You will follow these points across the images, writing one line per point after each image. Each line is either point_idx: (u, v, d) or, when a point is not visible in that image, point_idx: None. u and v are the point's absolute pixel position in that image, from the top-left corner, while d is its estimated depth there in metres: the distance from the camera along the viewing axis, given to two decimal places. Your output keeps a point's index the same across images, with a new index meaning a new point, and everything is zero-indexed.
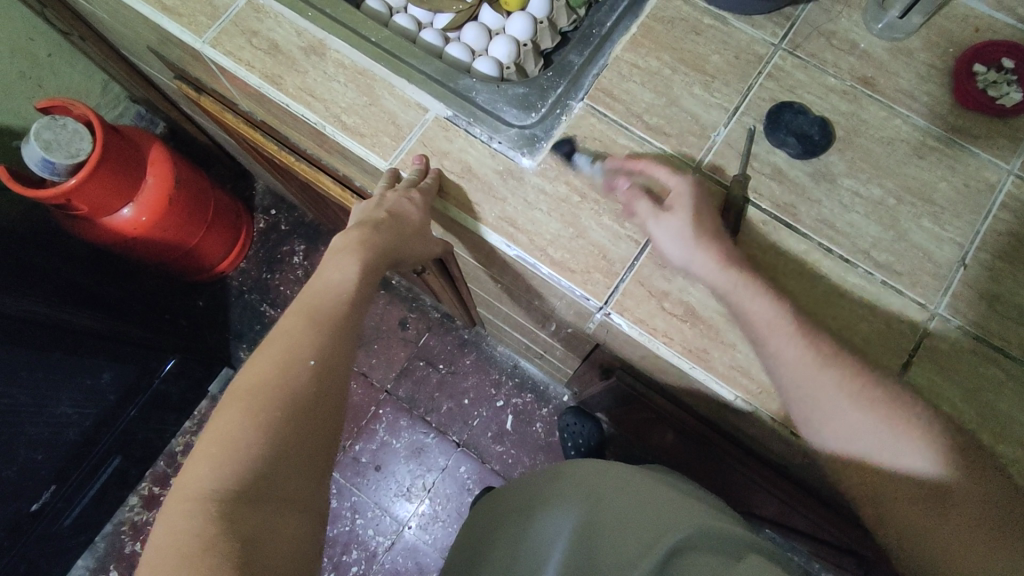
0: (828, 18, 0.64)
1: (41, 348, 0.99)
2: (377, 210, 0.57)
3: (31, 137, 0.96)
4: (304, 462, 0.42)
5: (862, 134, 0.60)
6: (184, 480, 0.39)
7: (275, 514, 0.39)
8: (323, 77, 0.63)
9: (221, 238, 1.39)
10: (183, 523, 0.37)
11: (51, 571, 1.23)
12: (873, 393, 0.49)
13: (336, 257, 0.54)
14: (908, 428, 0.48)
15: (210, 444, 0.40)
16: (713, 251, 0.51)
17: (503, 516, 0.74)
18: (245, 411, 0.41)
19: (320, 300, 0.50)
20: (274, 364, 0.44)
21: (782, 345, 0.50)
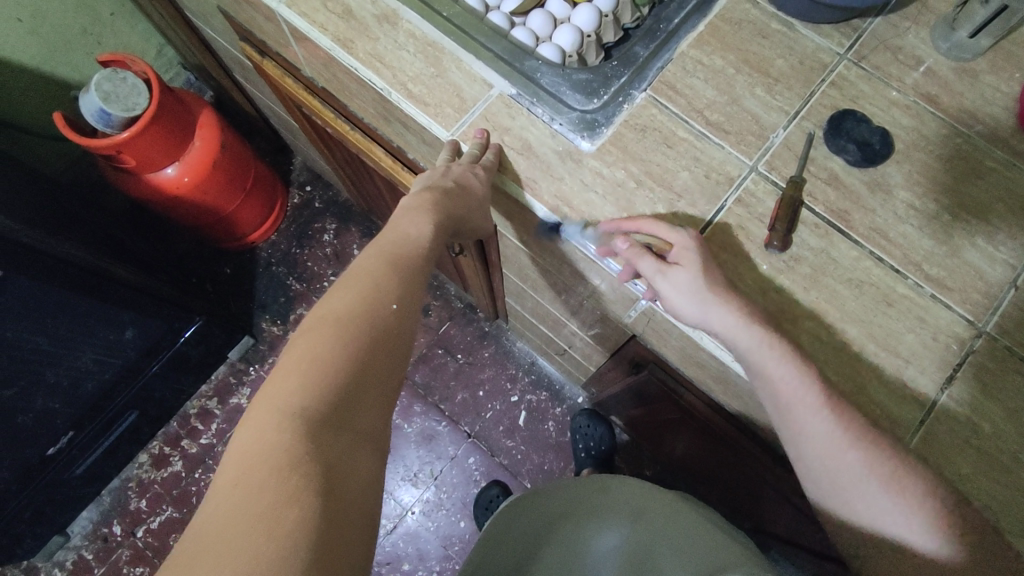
0: (896, 33, 0.64)
1: (74, 293, 0.99)
2: (446, 179, 0.57)
3: (91, 87, 0.99)
4: (382, 401, 0.44)
5: (921, 149, 0.60)
6: (268, 396, 0.40)
7: (353, 445, 0.40)
8: (393, 45, 0.65)
9: (258, 208, 1.41)
10: (269, 434, 0.38)
11: (56, 516, 1.25)
12: (878, 452, 0.50)
13: (410, 213, 0.55)
14: (911, 492, 0.49)
15: (297, 363, 0.41)
16: (731, 303, 0.51)
17: (547, 513, 0.79)
18: (333, 337, 0.43)
19: (401, 247, 0.52)
20: (361, 299, 0.46)
21: (795, 405, 0.51)
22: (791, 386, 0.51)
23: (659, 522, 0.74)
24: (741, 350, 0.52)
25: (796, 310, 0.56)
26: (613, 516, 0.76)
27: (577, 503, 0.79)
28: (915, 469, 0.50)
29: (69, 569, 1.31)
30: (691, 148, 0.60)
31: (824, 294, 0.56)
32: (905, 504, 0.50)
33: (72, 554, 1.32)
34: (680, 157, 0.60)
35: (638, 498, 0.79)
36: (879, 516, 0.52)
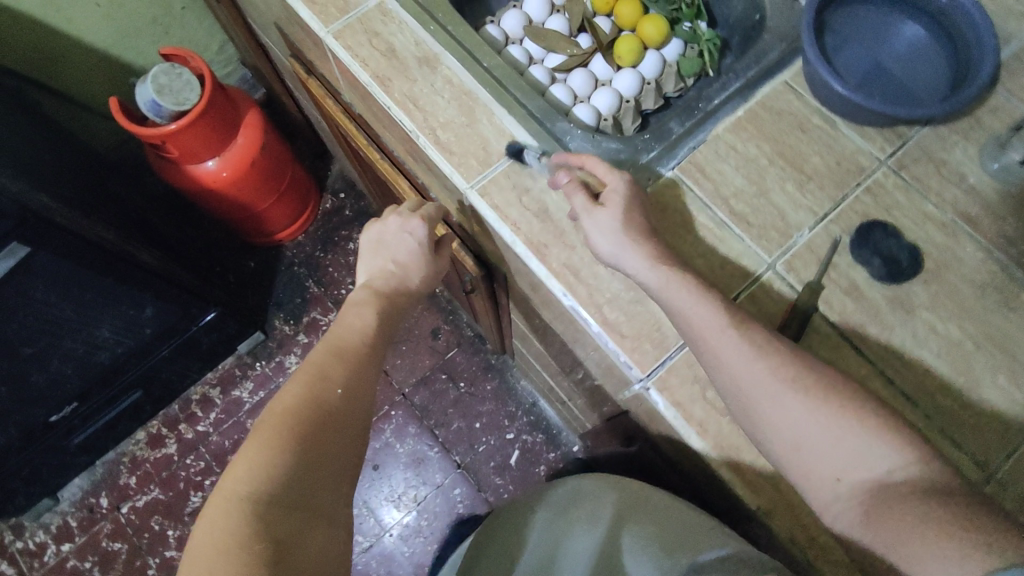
0: (942, 145, 0.62)
1: (99, 273, 1.02)
2: (387, 263, 0.69)
3: (148, 78, 1.03)
4: (330, 479, 0.51)
5: (952, 270, 0.57)
6: (225, 485, 0.47)
7: (306, 523, 0.48)
8: (429, 89, 0.65)
9: (290, 208, 1.43)
10: (222, 521, 0.45)
11: (49, 480, 1.28)
12: (808, 380, 0.48)
13: (358, 306, 0.65)
14: (853, 421, 0.46)
15: (248, 456, 0.48)
16: (644, 248, 0.53)
17: (519, 520, 0.74)
18: (283, 427, 0.50)
19: (346, 336, 0.61)
20: (308, 389, 0.54)
21: (719, 342, 0.49)
22: (713, 323, 0.49)
23: (634, 519, 0.68)
24: (653, 290, 0.52)
25: None
26: (584, 523, 0.70)
27: (548, 507, 0.74)
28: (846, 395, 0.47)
29: (52, 534, 1.33)
30: (709, 236, 0.59)
31: None
32: (853, 424, 0.46)
33: (58, 518, 1.34)
34: (697, 244, 0.59)
35: (610, 494, 0.71)
36: (840, 453, 0.46)
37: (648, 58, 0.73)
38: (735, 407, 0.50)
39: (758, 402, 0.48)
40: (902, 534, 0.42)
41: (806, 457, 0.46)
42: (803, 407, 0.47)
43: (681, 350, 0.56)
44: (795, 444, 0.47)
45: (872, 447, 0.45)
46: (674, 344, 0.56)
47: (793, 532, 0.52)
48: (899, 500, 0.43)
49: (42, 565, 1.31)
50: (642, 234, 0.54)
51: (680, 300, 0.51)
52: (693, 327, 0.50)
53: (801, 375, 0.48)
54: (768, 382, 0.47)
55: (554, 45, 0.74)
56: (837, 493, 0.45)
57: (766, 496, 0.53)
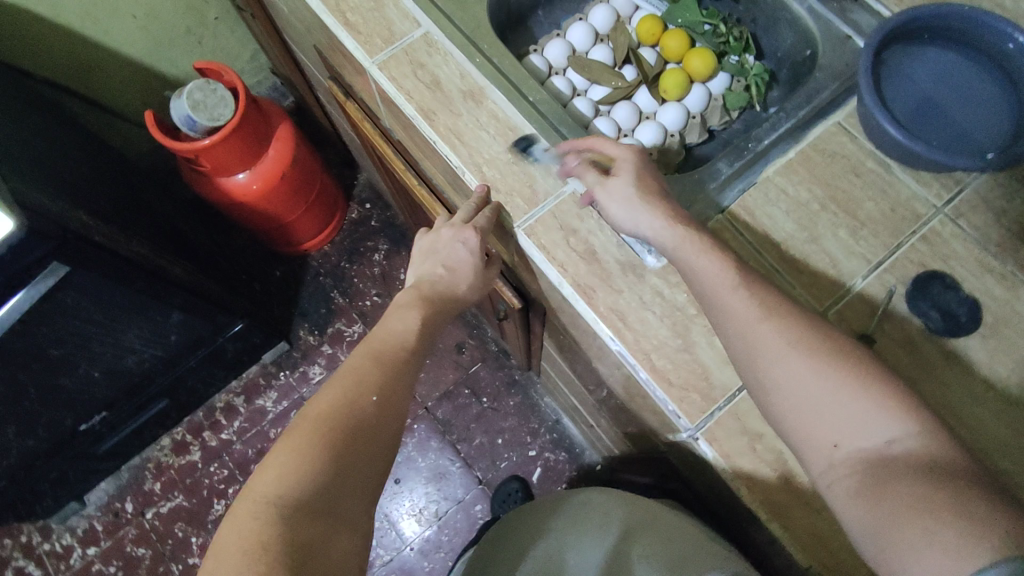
0: (1001, 193, 0.60)
1: (137, 289, 1.02)
2: (435, 267, 0.64)
3: (184, 94, 1.03)
4: (359, 487, 0.50)
5: (1012, 325, 0.56)
6: (256, 484, 0.47)
7: (331, 531, 0.47)
8: (474, 124, 0.65)
9: (316, 219, 1.43)
10: (249, 523, 0.45)
11: (76, 484, 1.29)
12: (815, 342, 0.47)
13: (400, 310, 0.61)
14: (857, 385, 0.45)
15: (277, 457, 0.48)
16: (658, 208, 0.54)
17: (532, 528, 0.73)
18: (313, 432, 0.49)
19: (388, 345, 0.57)
20: (343, 395, 0.52)
21: (728, 299, 0.49)
22: (722, 282, 0.50)
23: (644, 533, 0.68)
24: (667, 250, 0.53)
25: None
26: (596, 533, 0.70)
27: (561, 518, 0.73)
28: (850, 358, 0.46)
29: (78, 537, 1.35)
30: None
31: None
32: (858, 393, 0.45)
33: (84, 522, 1.36)
34: None
35: (620, 507, 0.72)
36: (840, 419, 0.45)
37: (694, 92, 0.72)
38: (742, 368, 0.50)
39: (763, 363, 0.48)
40: (892, 504, 0.41)
41: (808, 420, 0.46)
42: (809, 371, 0.46)
43: (731, 402, 0.55)
44: (797, 406, 0.46)
45: (874, 414, 0.44)
46: (727, 393, 0.55)
47: None
48: (898, 473, 0.42)
49: (68, 568, 1.33)
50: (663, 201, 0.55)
51: (700, 267, 0.51)
52: (705, 288, 0.51)
53: (808, 339, 0.47)
54: (777, 345, 0.47)
55: (599, 76, 0.73)
56: (833, 458, 0.45)
57: (815, 555, 0.52)
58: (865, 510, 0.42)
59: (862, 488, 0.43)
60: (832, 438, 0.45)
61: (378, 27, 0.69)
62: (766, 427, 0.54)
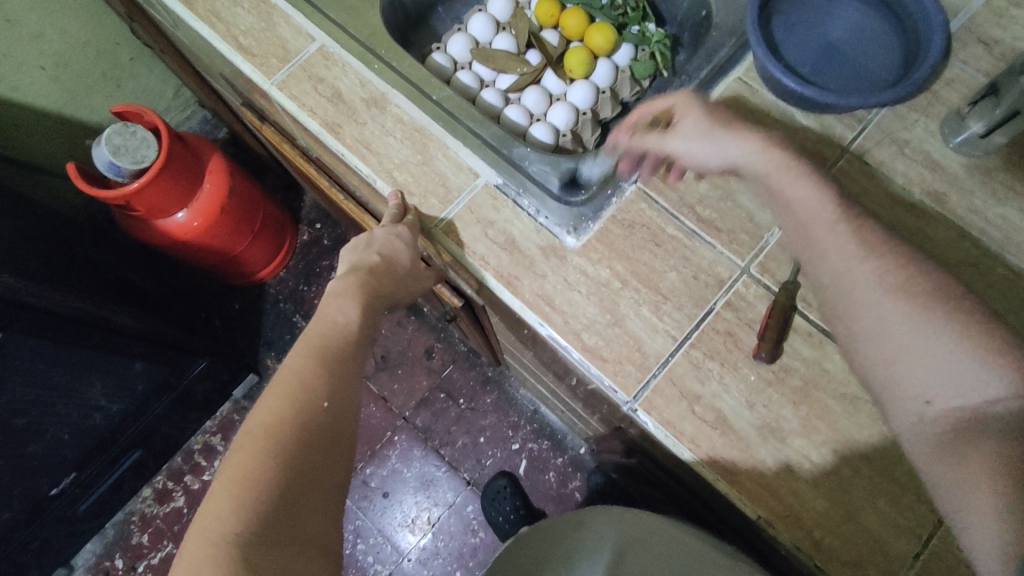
0: (902, 125, 0.61)
1: (73, 343, 1.01)
2: (370, 252, 0.58)
3: (103, 141, 1.01)
4: (321, 502, 0.43)
5: (925, 253, 0.57)
6: (201, 524, 0.39)
7: (299, 559, 0.40)
8: (381, 131, 0.64)
9: (266, 248, 1.42)
10: (205, 571, 0.36)
11: (61, 550, 1.27)
12: (920, 289, 0.44)
13: (337, 298, 0.53)
14: (964, 342, 0.42)
15: (225, 487, 0.39)
16: (739, 133, 0.52)
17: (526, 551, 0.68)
18: (265, 451, 0.41)
19: (329, 339, 0.50)
20: (286, 404, 0.44)
21: (822, 236, 0.47)
22: (821, 218, 0.47)
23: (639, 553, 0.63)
24: (755, 175, 0.51)
25: (785, 427, 0.54)
26: (587, 557, 0.65)
27: (554, 546, 0.68)
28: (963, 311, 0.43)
29: None
30: (680, 246, 0.59)
31: (816, 410, 0.54)
32: (954, 346, 0.42)
33: None
34: (668, 256, 0.58)
35: (611, 527, 0.67)
36: (931, 371, 0.42)
37: (599, 68, 0.72)
38: (829, 308, 0.47)
39: (853, 304, 0.45)
40: (974, 475, 0.39)
41: (910, 393, 0.43)
42: (903, 316, 0.43)
43: (664, 367, 0.55)
44: (886, 351, 0.44)
45: (973, 371, 0.41)
46: (659, 359, 0.56)
47: (797, 538, 0.52)
48: (991, 442, 0.39)
49: None
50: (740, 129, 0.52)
51: (793, 195, 0.48)
52: (797, 223, 0.49)
53: (910, 285, 0.44)
54: (863, 282, 0.45)
55: (503, 65, 0.72)
56: (923, 414, 0.42)
57: (766, 505, 0.52)
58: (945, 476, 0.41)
59: (942, 452, 0.41)
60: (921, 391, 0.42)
61: (272, 47, 0.68)
62: (703, 388, 0.55)
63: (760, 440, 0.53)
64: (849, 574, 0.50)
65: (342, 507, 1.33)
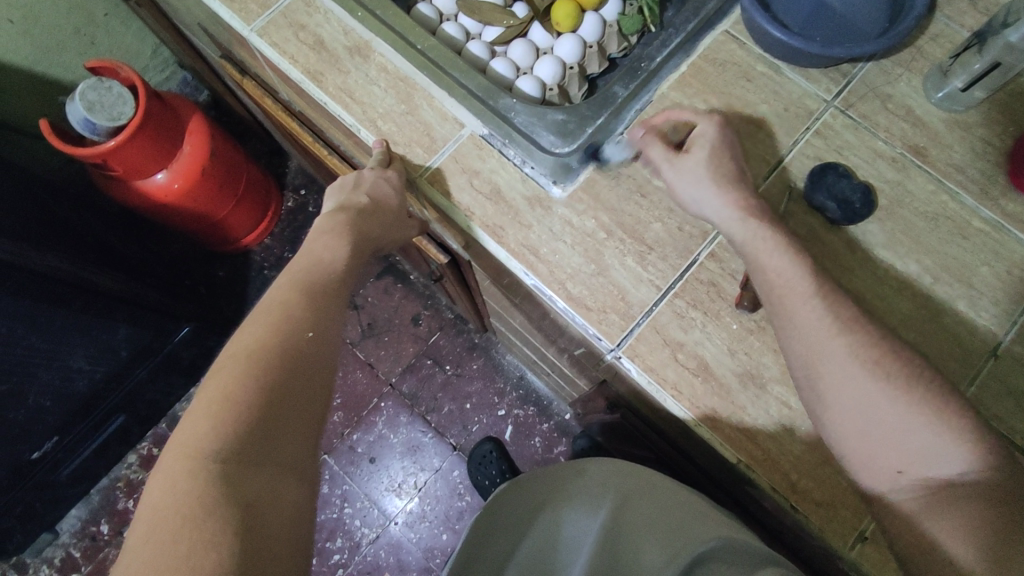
0: (886, 80, 0.61)
1: (54, 301, 0.99)
2: (357, 193, 0.58)
3: (77, 96, 0.98)
4: (299, 424, 0.42)
5: (905, 206, 0.58)
6: (181, 440, 0.39)
7: (277, 478, 0.39)
8: (364, 80, 0.63)
9: (250, 212, 1.40)
10: (183, 481, 0.36)
11: (46, 515, 1.27)
12: (888, 365, 0.46)
13: (325, 235, 0.54)
14: (929, 419, 0.44)
15: (207, 404, 0.40)
16: (730, 195, 0.52)
17: (532, 502, 0.68)
18: (247, 368, 0.42)
19: (313, 275, 0.51)
20: (271, 330, 0.45)
21: (799, 308, 0.48)
22: (799, 292, 0.48)
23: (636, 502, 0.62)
24: (737, 242, 0.52)
25: (764, 374, 0.55)
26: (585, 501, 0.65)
27: (556, 494, 0.68)
28: (926, 387, 0.45)
29: (57, 566, 1.33)
30: (665, 197, 0.59)
31: None
32: (922, 422, 0.44)
33: (60, 551, 1.34)
34: (654, 208, 0.58)
35: (617, 478, 0.65)
36: (903, 449, 0.45)
37: (586, 21, 0.71)
38: (800, 376, 0.48)
39: (827, 380, 0.46)
40: (955, 537, 0.42)
41: (882, 464, 0.45)
42: (881, 397, 0.45)
43: (648, 316, 0.56)
44: (863, 432, 0.45)
45: (941, 446, 0.44)
46: (644, 307, 0.56)
47: (773, 480, 0.53)
48: (968, 503, 0.42)
49: None
50: (729, 180, 0.53)
51: (768, 266, 0.50)
52: (777, 292, 0.49)
53: (884, 363, 0.46)
54: (848, 370, 0.46)
55: (489, 17, 0.71)
56: (897, 484, 0.45)
57: (744, 449, 0.53)
58: (924, 539, 0.44)
59: (926, 512, 0.44)
60: (893, 466, 0.45)
61: None
62: (686, 336, 0.55)
63: (740, 386, 0.55)
64: (822, 513, 0.52)
65: (329, 472, 1.34)
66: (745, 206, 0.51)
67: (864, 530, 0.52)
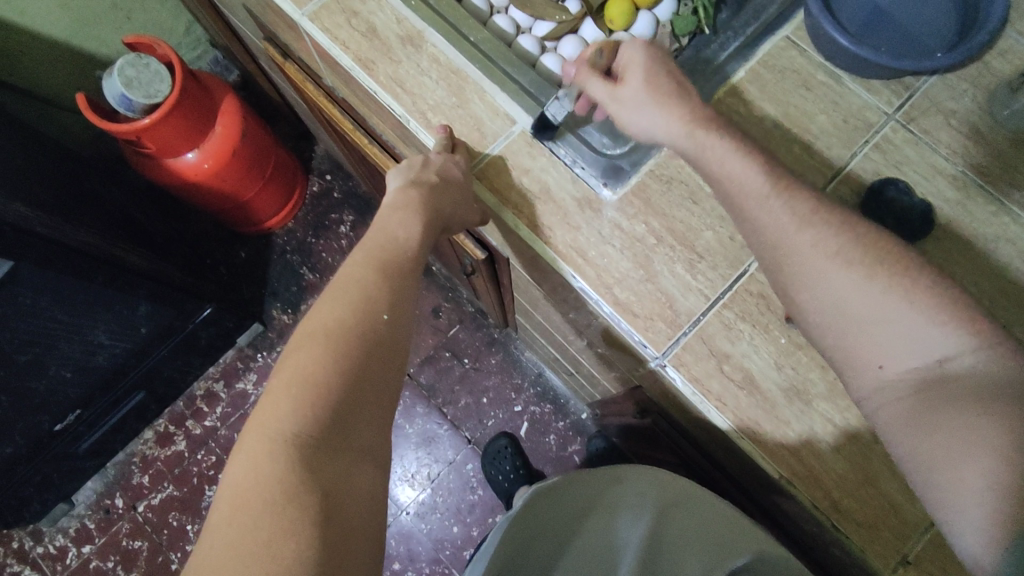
0: (950, 95, 0.60)
1: (82, 275, 0.98)
2: (427, 172, 0.56)
3: (114, 72, 0.97)
4: (375, 409, 0.43)
5: (964, 226, 0.56)
6: (262, 420, 0.40)
7: (352, 466, 0.40)
8: (416, 70, 0.63)
9: (277, 194, 1.39)
10: (265, 465, 0.37)
11: (62, 486, 1.28)
12: (854, 252, 0.44)
13: (398, 212, 0.54)
14: (906, 303, 0.42)
15: (288, 383, 0.41)
16: (675, 107, 0.50)
17: (575, 504, 0.67)
18: (326, 349, 0.42)
19: (390, 252, 0.51)
20: (349, 311, 0.45)
21: (757, 210, 0.46)
22: (753, 194, 0.46)
23: (678, 513, 0.64)
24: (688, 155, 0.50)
25: (812, 391, 0.54)
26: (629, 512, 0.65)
27: (598, 499, 0.67)
28: (898, 268, 0.43)
29: (71, 537, 1.34)
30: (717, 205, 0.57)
31: None
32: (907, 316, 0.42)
33: (75, 522, 1.35)
34: (704, 215, 0.57)
35: (656, 487, 0.66)
36: (885, 337, 0.42)
37: (640, 19, 0.69)
38: (775, 279, 0.47)
39: (798, 276, 0.45)
40: (945, 430, 0.39)
41: (867, 359, 0.43)
42: (848, 283, 0.43)
43: (695, 326, 0.55)
44: (839, 324, 0.44)
45: (923, 330, 0.42)
46: (689, 318, 0.55)
47: (815, 498, 0.52)
48: (958, 393, 0.40)
49: (65, 568, 1.32)
50: (672, 95, 0.50)
51: (725, 171, 0.47)
52: (734, 196, 0.47)
53: (849, 251, 0.44)
54: (823, 272, 0.44)
55: (542, 11, 0.71)
56: (879, 380, 0.43)
57: (787, 465, 0.53)
58: (915, 438, 0.40)
59: (914, 408, 0.41)
60: (875, 359, 0.43)
61: None
62: (733, 347, 0.54)
63: (786, 402, 0.53)
64: (865, 535, 0.51)
65: None
66: (694, 118, 0.49)
67: (907, 555, 0.51)
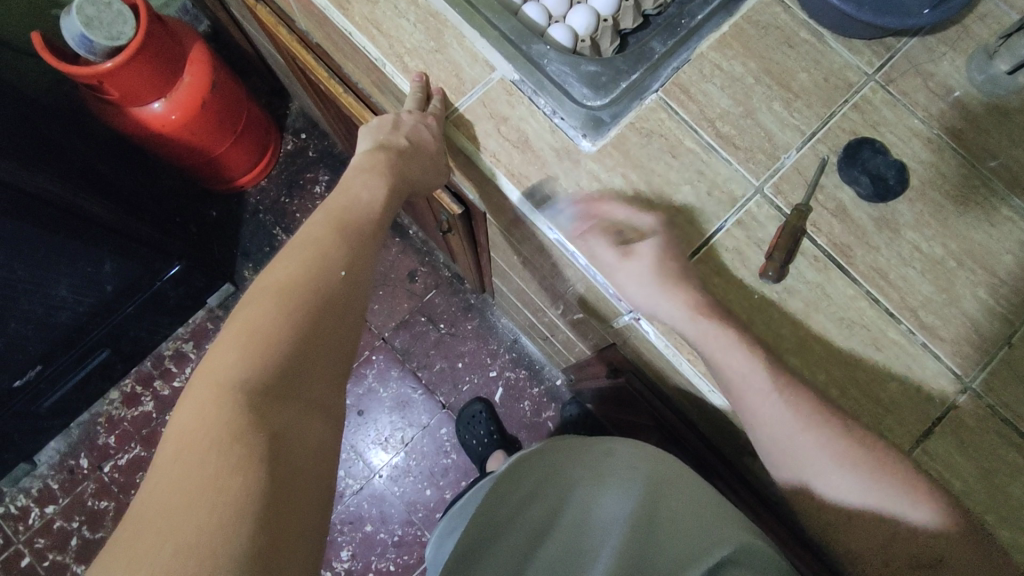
0: (930, 57, 0.60)
1: (42, 225, 0.95)
2: (398, 137, 0.56)
3: (73, 10, 0.92)
4: (326, 365, 0.42)
5: (937, 187, 0.57)
6: (209, 369, 0.39)
7: (301, 415, 0.39)
8: (393, 12, 0.61)
9: (248, 152, 1.35)
10: (210, 410, 0.36)
11: (24, 445, 1.25)
12: (836, 427, 0.50)
13: (363, 175, 0.54)
14: (881, 474, 0.49)
15: (238, 333, 0.40)
16: (680, 296, 0.52)
17: (558, 478, 0.68)
18: (277, 303, 0.41)
19: (352, 210, 0.50)
20: (304, 267, 0.44)
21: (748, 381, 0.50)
22: (746, 368, 0.50)
23: (669, 489, 0.63)
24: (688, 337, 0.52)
25: (781, 346, 0.54)
26: (618, 482, 0.65)
27: (583, 471, 0.68)
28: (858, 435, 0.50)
29: (34, 497, 1.32)
30: (696, 159, 0.57)
31: (814, 331, 0.55)
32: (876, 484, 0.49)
33: (38, 482, 1.32)
34: (684, 169, 0.57)
35: (645, 462, 0.67)
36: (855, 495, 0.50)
37: None
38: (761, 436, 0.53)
39: (784, 447, 0.51)
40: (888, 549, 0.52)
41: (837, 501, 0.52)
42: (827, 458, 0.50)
43: None
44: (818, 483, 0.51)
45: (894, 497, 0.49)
46: None
47: None
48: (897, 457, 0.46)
49: (28, 528, 1.30)
50: (678, 278, 0.52)
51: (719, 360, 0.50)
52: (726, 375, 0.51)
53: (827, 424, 0.50)
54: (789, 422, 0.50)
55: None
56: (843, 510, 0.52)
57: None
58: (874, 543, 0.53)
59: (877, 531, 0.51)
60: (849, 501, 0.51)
61: None
62: None
63: None
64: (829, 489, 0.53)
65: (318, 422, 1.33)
66: (701, 308, 0.51)
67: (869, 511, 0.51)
